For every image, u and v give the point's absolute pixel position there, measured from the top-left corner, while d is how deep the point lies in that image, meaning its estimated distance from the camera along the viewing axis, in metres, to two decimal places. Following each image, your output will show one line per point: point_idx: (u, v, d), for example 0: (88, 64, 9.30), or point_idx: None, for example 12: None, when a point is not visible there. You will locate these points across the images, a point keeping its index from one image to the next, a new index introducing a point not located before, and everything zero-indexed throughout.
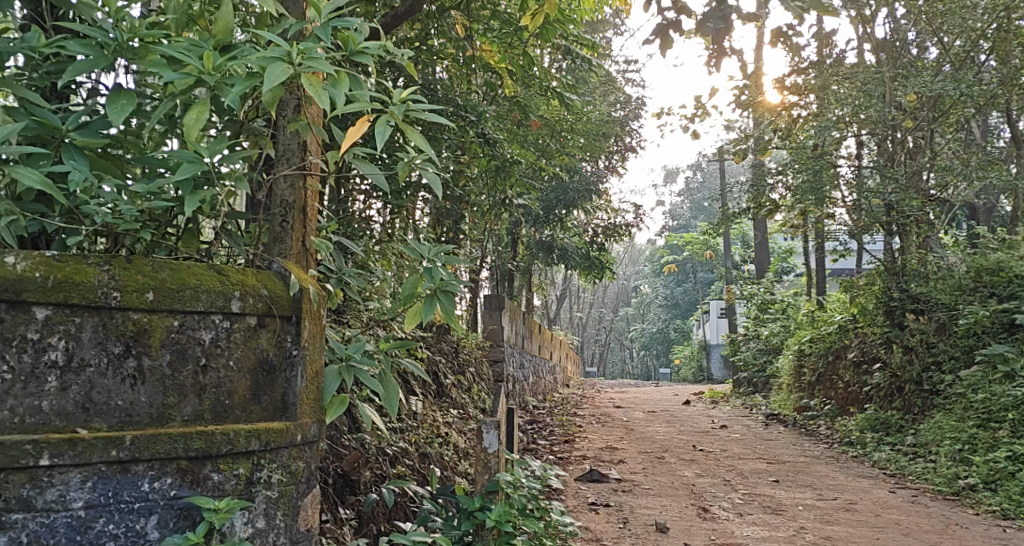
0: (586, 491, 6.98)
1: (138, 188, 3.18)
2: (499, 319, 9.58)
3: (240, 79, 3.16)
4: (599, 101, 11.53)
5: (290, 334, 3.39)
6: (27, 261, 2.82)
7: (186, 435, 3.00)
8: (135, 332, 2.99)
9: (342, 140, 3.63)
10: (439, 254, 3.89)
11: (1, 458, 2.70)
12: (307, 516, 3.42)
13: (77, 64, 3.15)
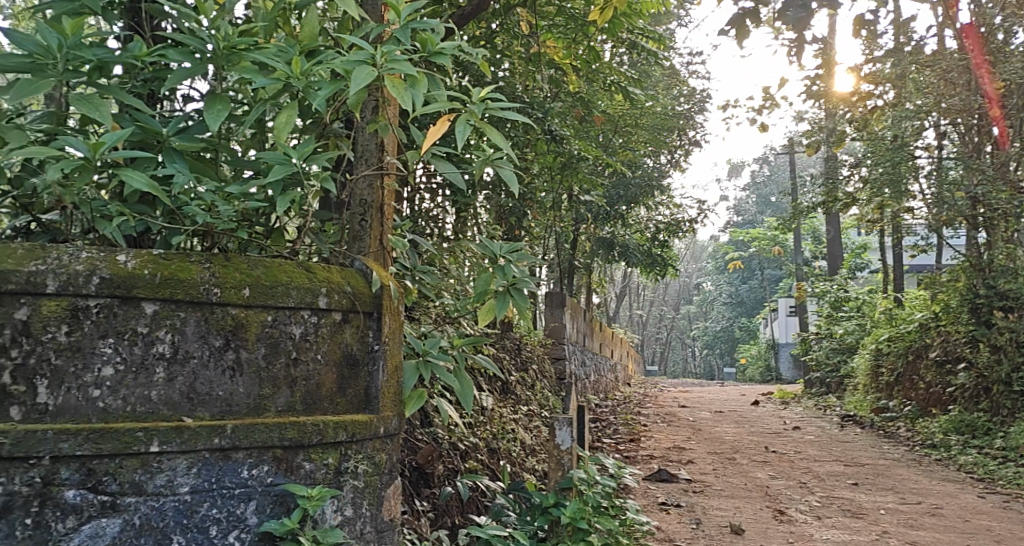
0: (655, 491, 6.96)
1: (233, 189, 3.31)
2: (562, 316, 9.52)
3: (327, 83, 3.27)
4: (663, 95, 11.38)
5: (372, 329, 3.50)
6: (137, 259, 3.00)
7: (280, 425, 3.12)
8: (233, 327, 3.12)
9: (420, 140, 3.70)
10: (511, 252, 3.95)
11: (115, 444, 2.86)
12: (390, 506, 3.52)
13: (177, 73, 3.30)
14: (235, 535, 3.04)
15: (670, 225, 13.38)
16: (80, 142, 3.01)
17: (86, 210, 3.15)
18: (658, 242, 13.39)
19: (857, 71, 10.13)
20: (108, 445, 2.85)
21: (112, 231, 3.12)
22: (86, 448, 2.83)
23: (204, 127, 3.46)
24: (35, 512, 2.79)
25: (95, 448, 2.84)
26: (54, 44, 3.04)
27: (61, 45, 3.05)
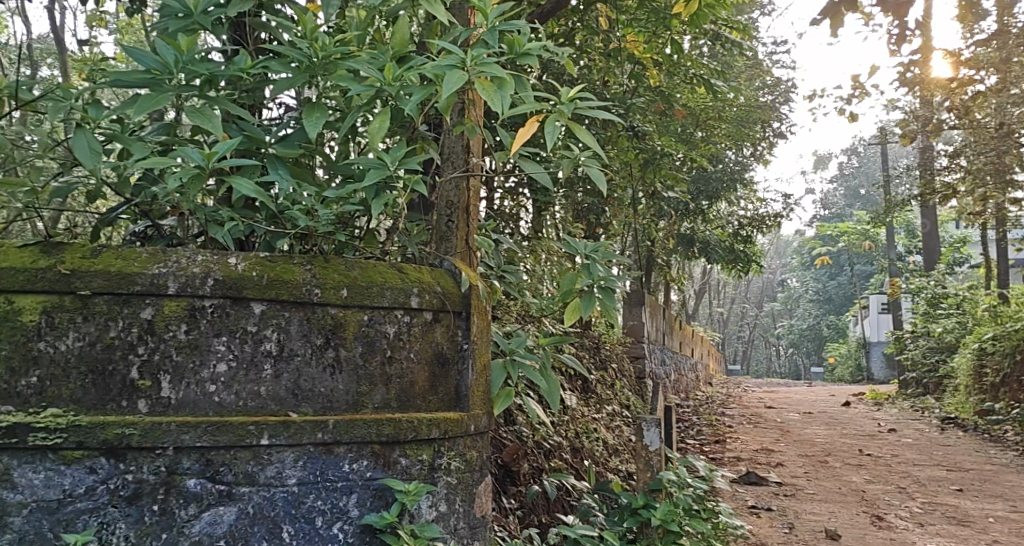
0: (745, 494, 6.86)
1: (331, 193, 3.43)
2: (640, 315, 9.18)
3: (418, 88, 3.33)
4: (746, 86, 11.09)
5: (461, 328, 3.58)
6: (246, 261, 3.16)
7: (378, 421, 3.23)
8: (332, 326, 3.25)
9: (507, 141, 3.74)
10: (595, 251, 3.97)
11: (230, 436, 3.02)
12: (482, 503, 3.59)
13: (279, 83, 3.44)
14: (339, 527, 3.15)
15: (753, 221, 13.12)
16: (195, 152, 3.17)
17: (199, 216, 3.33)
18: (740, 238, 13.10)
19: (955, 56, 9.73)
20: (224, 437, 3.01)
21: (223, 235, 3.29)
22: (204, 439, 2.99)
23: (305, 134, 3.60)
24: (161, 499, 2.96)
25: (212, 439, 3.00)
26: (170, 59, 3.22)
27: (178, 60, 3.23)
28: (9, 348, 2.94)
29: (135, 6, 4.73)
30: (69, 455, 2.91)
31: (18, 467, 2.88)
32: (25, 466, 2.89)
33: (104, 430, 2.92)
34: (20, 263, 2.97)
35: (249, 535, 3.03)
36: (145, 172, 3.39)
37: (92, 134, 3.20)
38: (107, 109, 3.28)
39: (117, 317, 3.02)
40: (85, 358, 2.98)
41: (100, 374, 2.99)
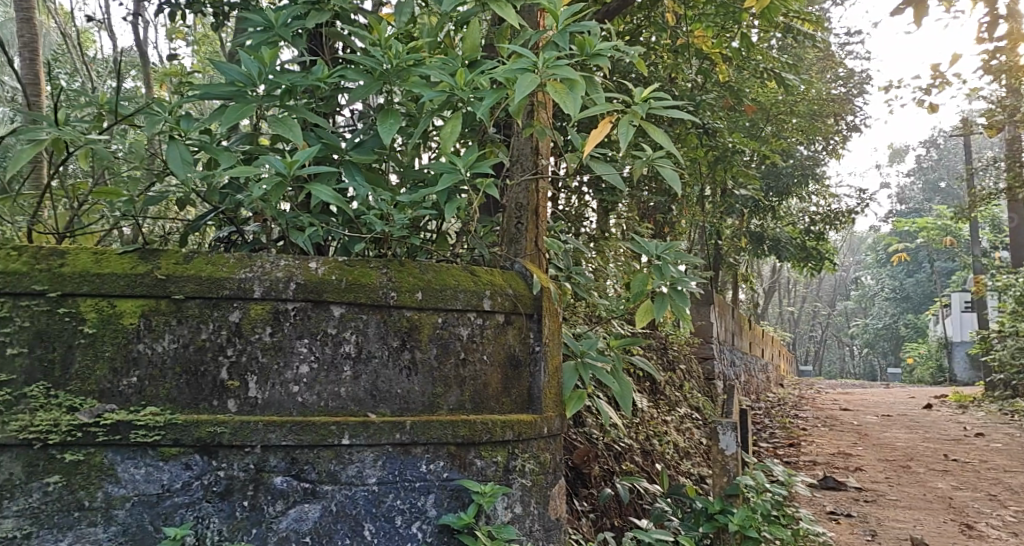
0: (823, 499, 6.72)
1: (405, 198, 3.49)
2: (708, 314, 9.03)
3: (490, 92, 3.34)
4: (818, 79, 10.81)
5: (533, 331, 3.59)
6: (325, 266, 3.25)
7: (454, 423, 3.28)
8: (408, 328, 3.31)
9: (578, 143, 3.74)
10: (667, 251, 3.92)
11: (313, 436, 3.11)
12: (556, 505, 3.59)
13: (355, 90, 3.51)
14: (418, 526, 3.21)
15: (827, 217, 12.78)
16: (277, 160, 3.28)
17: (281, 222, 3.44)
18: (812, 235, 12.77)
19: None
20: (308, 436, 3.10)
21: (303, 240, 3.39)
22: (289, 438, 3.09)
23: (379, 140, 3.70)
24: (251, 495, 3.07)
25: (297, 438, 3.10)
26: (254, 72, 3.38)
27: (261, 72, 3.38)
28: (111, 350, 3.07)
29: (216, 18, 4.88)
30: (167, 452, 3.04)
31: (121, 463, 3.01)
32: (127, 462, 3.02)
33: (198, 428, 3.04)
34: (120, 268, 3.10)
35: (333, 532, 3.11)
36: (231, 180, 3.51)
37: (184, 145, 3.35)
38: (197, 121, 3.42)
39: (208, 320, 3.13)
40: (179, 359, 3.10)
41: (193, 374, 3.10)
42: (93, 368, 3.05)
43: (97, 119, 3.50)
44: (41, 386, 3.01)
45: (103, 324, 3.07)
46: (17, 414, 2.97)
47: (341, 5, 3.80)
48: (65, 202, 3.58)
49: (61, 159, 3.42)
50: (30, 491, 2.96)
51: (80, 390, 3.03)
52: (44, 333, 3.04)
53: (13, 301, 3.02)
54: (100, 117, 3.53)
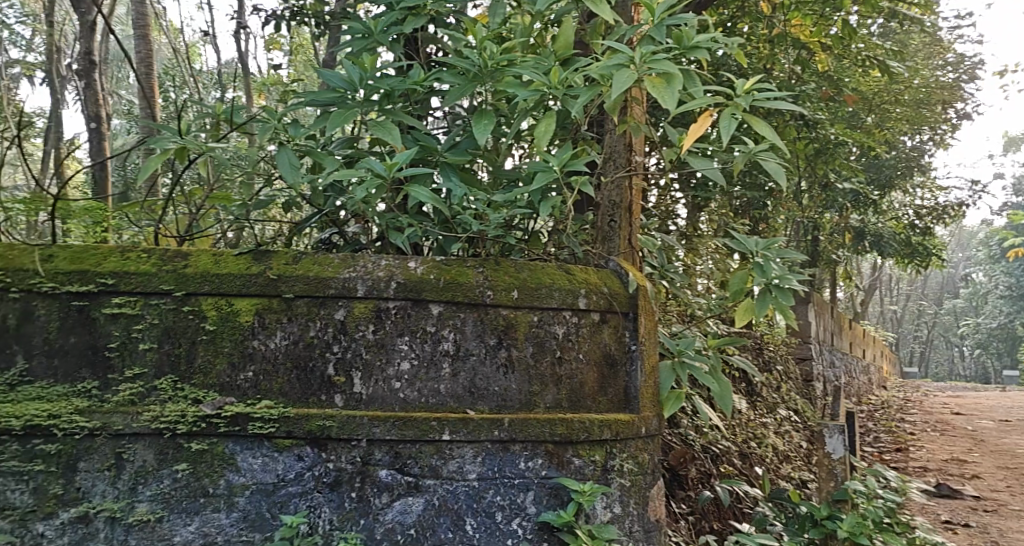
0: (937, 508, 6.44)
1: (499, 197, 3.53)
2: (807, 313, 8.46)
3: (585, 89, 3.33)
4: (926, 66, 10.32)
5: (629, 329, 3.57)
6: (424, 265, 3.36)
7: (551, 421, 3.30)
8: (504, 326, 3.37)
9: (675, 139, 3.70)
10: (769, 247, 3.82)
11: (416, 431, 3.20)
12: (656, 507, 3.54)
13: (450, 93, 3.56)
14: (518, 522, 3.25)
15: (935, 211, 12.22)
16: (377, 162, 3.36)
17: (380, 222, 3.53)
18: (919, 230, 12.22)
19: None
20: (410, 431, 3.20)
21: (402, 240, 3.47)
22: (393, 433, 3.20)
23: (473, 142, 3.76)
24: (358, 487, 3.18)
25: (400, 433, 3.20)
26: (356, 77, 3.53)
27: (362, 77, 3.53)
28: (228, 346, 3.23)
29: (318, 29, 5.05)
30: (281, 443, 3.18)
31: (240, 453, 3.17)
32: (245, 452, 3.17)
33: (308, 421, 3.17)
34: (236, 269, 3.28)
35: (436, 526, 3.19)
36: (334, 184, 3.64)
37: (292, 150, 3.51)
38: (303, 126, 3.56)
39: (315, 317, 3.27)
40: (290, 355, 3.24)
41: (303, 369, 3.24)
42: (213, 363, 3.22)
43: (214, 128, 3.68)
44: (169, 379, 3.20)
45: (222, 321, 3.24)
46: (149, 405, 3.17)
47: (437, 10, 3.89)
48: (185, 207, 3.78)
49: (183, 167, 3.61)
50: (161, 477, 3.14)
51: (202, 384, 3.21)
52: (171, 330, 3.23)
53: (143, 300, 3.23)
54: (218, 126, 3.72)
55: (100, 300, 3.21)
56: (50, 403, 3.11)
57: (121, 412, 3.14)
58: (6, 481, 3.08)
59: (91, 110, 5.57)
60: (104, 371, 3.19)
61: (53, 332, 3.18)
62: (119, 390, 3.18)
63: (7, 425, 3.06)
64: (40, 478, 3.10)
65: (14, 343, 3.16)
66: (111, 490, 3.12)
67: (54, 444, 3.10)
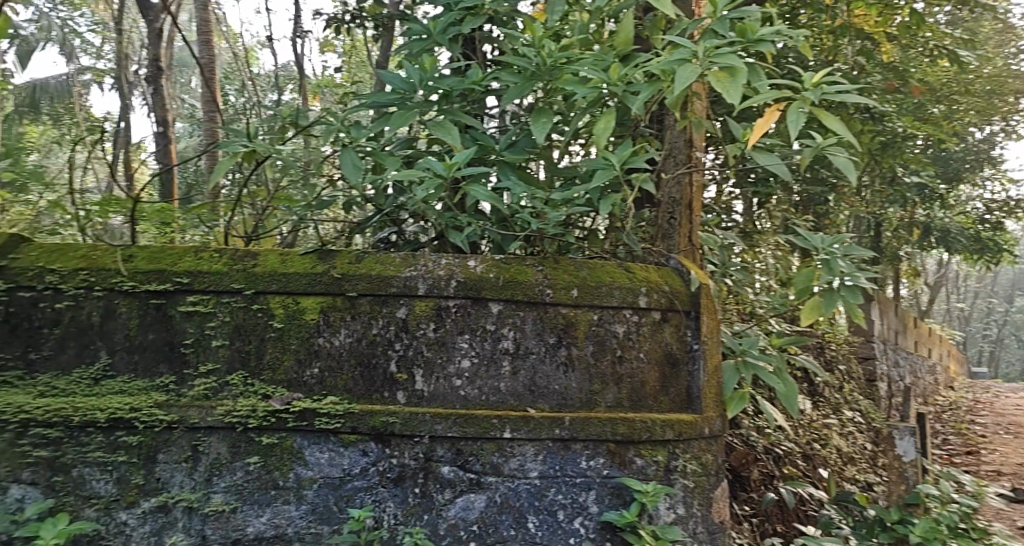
0: (1014, 513, 6.21)
1: (557, 196, 3.51)
2: (870, 310, 8.22)
3: (645, 85, 3.29)
4: (997, 55, 9.94)
5: (690, 328, 3.50)
6: (484, 264, 3.36)
7: (612, 420, 3.29)
8: (564, 325, 3.36)
9: (739, 133, 3.64)
10: (835, 244, 3.72)
11: (476, 428, 3.23)
12: (720, 508, 3.47)
13: (508, 92, 3.55)
14: (580, 521, 3.25)
15: (1006, 205, 11.78)
16: (436, 162, 3.37)
17: (440, 222, 3.55)
18: (988, 225, 11.81)
19: None
20: (471, 428, 3.23)
21: (461, 239, 3.49)
22: (454, 430, 3.23)
23: (531, 140, 3.74)
24: (421, 483, 3.22)
25: (461, 430, 3.23)
26: (416, 79, 3.55)
27: (422, 78, 3.55)
28: (295, 343, 3.29)
29: (377, 30, 5.08)
30: (347, 439, 3.23)
31: (308, 447, 3.23)
32: (313, 447, 3.23)
33: (372, 417, 3.22)
34: (302, 268, 3.33)
35: (499, 522, 3.22)
36: (395, 184, 3.67)
37: (355, 151, 3.55)
38: (365, 128, 3.60)
39: (378, 316, 3.31)
40: (354, 352, 3.29)
41: (366, 366, 3.29)
42: (281, 359, 3.28)
43: (281, 131, 3.75)
44: (240, 374, 3.27)
45: (289, 319, 3.30)
46: (222, 400, 3.23)
47: (495, 9, 3.89)
48: (253, 207, 3.84)
49: (252, 169, 3.68)
50: (234, 470, 3.20)
51: (271, 379, 3.27)
52: (242, 327, 3.29)
53: (216, 298, 3.30)
54: (283, 129, 3.78)
55: (176, 299, 3.30)
56: (132, 397, 3.21)
57: (196, 406, 3.21)
58: (91, 471, 3.17)
59: (160, 116, 5.73)
60: (181, 366, 3.27)
61: (133, 329, 3.28)
62: (195, 384, 3.25)
63: (93, 417, 3.15)
64: (123, 468, 3.18)
65: (98, 339, 3.26)
66: (188, 481, 3.19)
67: (136, 436, 3.18)
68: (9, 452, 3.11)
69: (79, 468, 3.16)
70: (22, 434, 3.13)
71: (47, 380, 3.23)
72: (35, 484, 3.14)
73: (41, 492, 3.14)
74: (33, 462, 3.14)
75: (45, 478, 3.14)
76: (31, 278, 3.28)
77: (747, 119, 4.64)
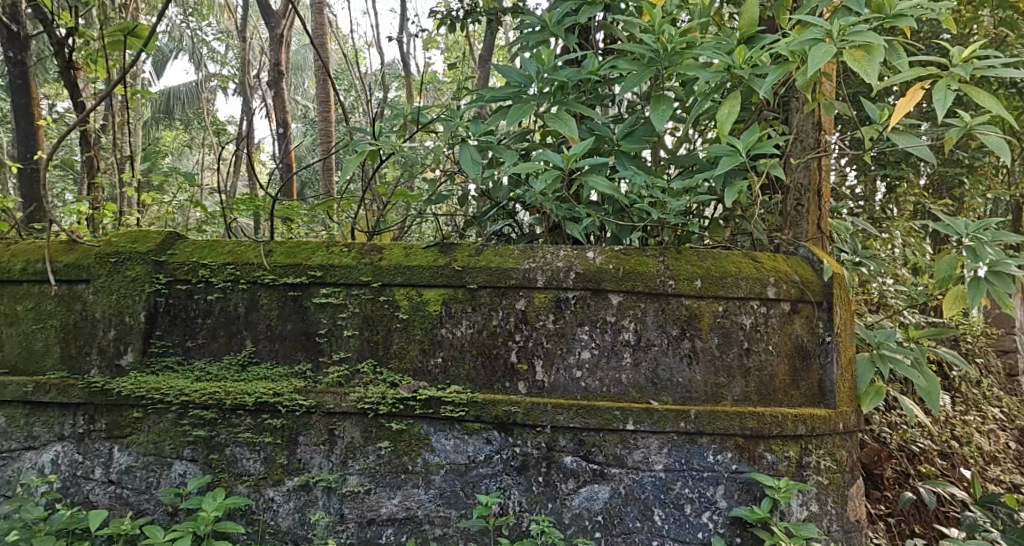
0: None
1: (678, 184, 3.43)
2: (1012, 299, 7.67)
3: (773, 67, 3.17)
4: None
5: (823, 320, 3.34)
6: (603, 255, 3.32)
7: (740, 414, 3.20)
8: (687, 316, 3.28)
9: (876, 114, 3.45)
10: (984, 229, 3.47)
11: (599, 420, 3.22)
12: (856, 506, 3.32)
13: (625, 81, 3.46)
14: (708, 516, 3.20)
15: None
16: (555, 154, 3.36)
17: (557, 214, 3.51)
18: None
19: None
20: (594, 419, 3.22)
21: (579, 231, 3.45)
22: (577, 421, 3.23)
23: (650, 128, 3.63)
24: (545, 472, 3.24)
25: (584, 421, 3.22)
26: (533, 72, 3.54)
27: (539, 72, 3.53)
28: (420, 334, 3.35)
29: (489, 24, 5.07)
30: (471, 427, 3.27)
31: (434, 434, 3.29)
32: (440, 433, 3.29)
33: (495, 407, 3.25)
34: (425, 262, 3.38)
35: (624, 514, 3.21)
36: (513, 177, 3.67)
37: (474, 146, 3.58)
38: (483, 123, 3.60)
39: (498, 307, 3.32)
40: (475, 343, 3.32)
41: (488, 356, 3.31)
42: (407, 349, 3.35)
43: (402, 129, 3.79)
44: (369, 363, 3.35)
45: (414, 310, 3.36)
46: (354, 387, 3.33)
47: None
48: (377, 202, 3.92)
49: (376, 166, 3.75)
50: (367, 453, 3.30)
51: (398, 368, 3.34)
52: (370, 318, 3.38)
53: (346, 291, 3.39)
54: (405, 126, 3.83)
55: (310, 291, 3.41)
56: (275, 383, 3.34)
57: (331, 393, 3.32)
58: (242, 450, 3.32)
59: (280, 117, 5.91)
60: (316, 354, 3.38)
61: (274, 319, 3.40)
62: (329, 372, 3.36)
63: (242, 401, 3.31)
64: (269, 449, 3.32)
65: (243, 329, 3.40)
66: (326, 462, 3.30)
67: (279, 419, 3.32)
68: (173, 431, 3.33)
69: (231, 447, 3.33)
70: (183, 414, 3.34)
71: (202, 365, 3.39)
72: (194, 461, 3.33)
73: (199, 468, 3.32)
74: (192, 441, 3.33)
75: (203, 455, 3.33)
76: (184, 272, 3.43)
77: (878, 101, 4.39)
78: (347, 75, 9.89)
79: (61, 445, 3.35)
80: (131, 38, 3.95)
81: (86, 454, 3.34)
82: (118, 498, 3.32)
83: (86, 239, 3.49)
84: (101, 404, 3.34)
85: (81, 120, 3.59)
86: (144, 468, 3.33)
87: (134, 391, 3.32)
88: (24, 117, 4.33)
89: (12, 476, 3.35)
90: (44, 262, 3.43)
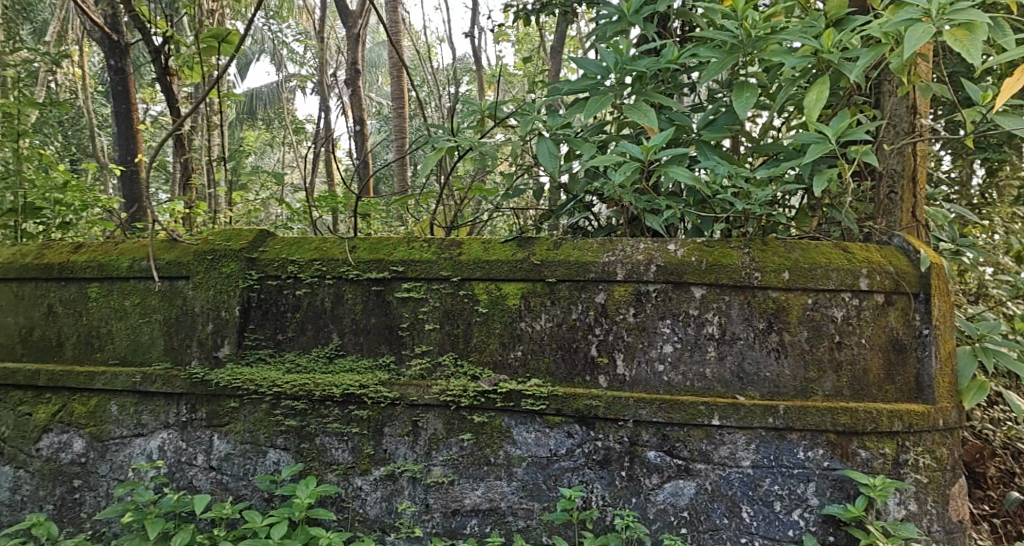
0: None
1: (763, 174, 3.32)
2: None
3: (865, 50, 3.03)
4: None
5: (919, 312, 3.18)
6: (685, 247, 3.24)
7: (832, 410, 3.10)
8: (775, 309, 3.18)
9: (977, 95, 3.27)
10: None
11: (683, 414, 3.16)
12: (958, 506, 3.16)
13: (707, 68, 3.36)
14: (800, 513, 3.10)
15: None
16: (635, 146, 3.29)
17: (636, 205, 3.44)
18: None
19: None
20: (678, 414, 3.16)
21: (659, 223, 3.38)
22: (660, 415, 3.17)
23: (732, 116, 3.52)
24: (628, 466, 3.20)
25: (667, 416, 3.17)
26: (612, 63, 3.47)
27: (617, 62, 3.46)
28: (500, 327, 3.34)
29: (563, 16, 5.01)
30: (553, 420, 3.26)
31: (516, 427, 3.28)
32: (522, 426, 3.28)
33: (576, 400, 3.23)
34: (503, 255, 3.37)
35: (711, 510, 3.14)
36: (591, 169, 3.61)
37: (552, 140, 3.55)
38: (562, 116, 3.57)
39: (577, 301, 3.29)
40: (555, 337, 3.30)
41: (568, 350, 3.29)
42: (487, 343, 3.35)
43: (479, 124, 3.76)
44: (450, 356, 3.37)
45: (493, 304, 3.36)
46: (436, 380, 3.35)
47: None
48: (455, 198, 3.93)
49: (454, 162, 3.75)
50: (450, 445, 3.32)
51: (478, 361, 3.35)
52: (450, 312, 3.39)
53: (427, 285, 3.42)
54: (483, 121, 3.81)
55: (392, 286, 3.44)
56: (360, 376, 3.39)
57: (414, 385, 3.35)
58: (331, 440, 3.39)
59: (357, 114, 5.99)
60: (400, 347, 3.41)
61: (358, 313, 3.45)
62: (412, 365, 3.39)
63: (330, 393, 3.37)
64: (356, 439, 3.37)
65: (330, 322, 3.46)
66: (411, 453, 3.34)
67: (365, 411, 3.37)
68: (266, 420, 3.42)
69: (321, 437, 3.39)
70: (276, 405, 3.42)
71: (292, 358, 3.47)
72: (287, 450, 3.41)
73: (291, 457, 3.40)
74: (285, 430, 3.41)
75: (294, 445, 3.40)
76: (274, 269, 3.51)
77: (979, 80, 4.16)
78: (422, 72, 9.96)
79: (167, 432, 3.47)
80: (223, 44, 4.06)
81: (189, 441, 3.46)
82: (218, 484, 3.42)
83: (184, 238, 3.60)
84: (201, 394, 3.45)
85: (176, 125, 3.68)
86: (241, 456, 3.42)
87: (231, 381, 3.42)
88: (124, 121, 4.51)
89: (123, 461, 3.48)
90: (147, 259, 3.55)
